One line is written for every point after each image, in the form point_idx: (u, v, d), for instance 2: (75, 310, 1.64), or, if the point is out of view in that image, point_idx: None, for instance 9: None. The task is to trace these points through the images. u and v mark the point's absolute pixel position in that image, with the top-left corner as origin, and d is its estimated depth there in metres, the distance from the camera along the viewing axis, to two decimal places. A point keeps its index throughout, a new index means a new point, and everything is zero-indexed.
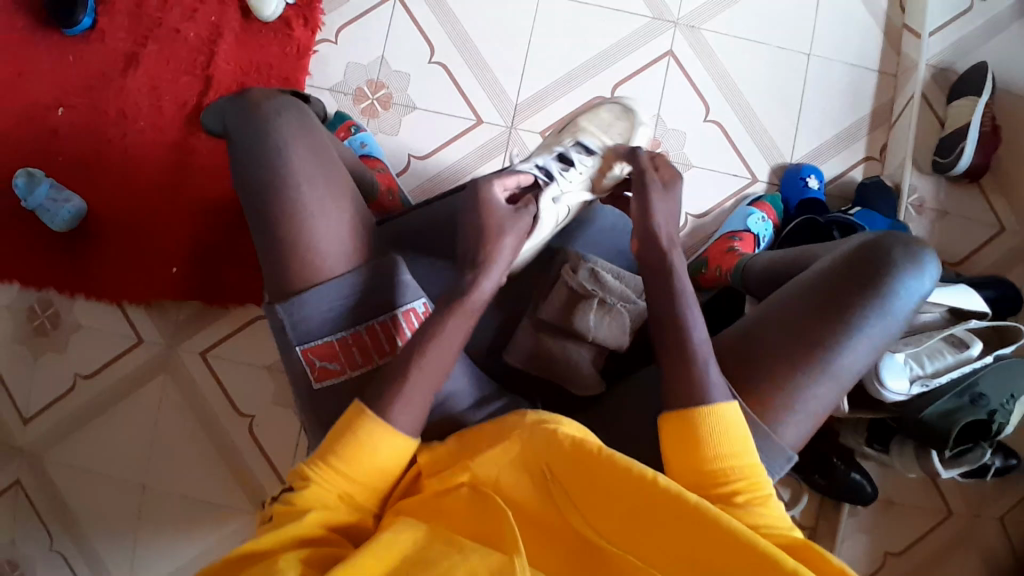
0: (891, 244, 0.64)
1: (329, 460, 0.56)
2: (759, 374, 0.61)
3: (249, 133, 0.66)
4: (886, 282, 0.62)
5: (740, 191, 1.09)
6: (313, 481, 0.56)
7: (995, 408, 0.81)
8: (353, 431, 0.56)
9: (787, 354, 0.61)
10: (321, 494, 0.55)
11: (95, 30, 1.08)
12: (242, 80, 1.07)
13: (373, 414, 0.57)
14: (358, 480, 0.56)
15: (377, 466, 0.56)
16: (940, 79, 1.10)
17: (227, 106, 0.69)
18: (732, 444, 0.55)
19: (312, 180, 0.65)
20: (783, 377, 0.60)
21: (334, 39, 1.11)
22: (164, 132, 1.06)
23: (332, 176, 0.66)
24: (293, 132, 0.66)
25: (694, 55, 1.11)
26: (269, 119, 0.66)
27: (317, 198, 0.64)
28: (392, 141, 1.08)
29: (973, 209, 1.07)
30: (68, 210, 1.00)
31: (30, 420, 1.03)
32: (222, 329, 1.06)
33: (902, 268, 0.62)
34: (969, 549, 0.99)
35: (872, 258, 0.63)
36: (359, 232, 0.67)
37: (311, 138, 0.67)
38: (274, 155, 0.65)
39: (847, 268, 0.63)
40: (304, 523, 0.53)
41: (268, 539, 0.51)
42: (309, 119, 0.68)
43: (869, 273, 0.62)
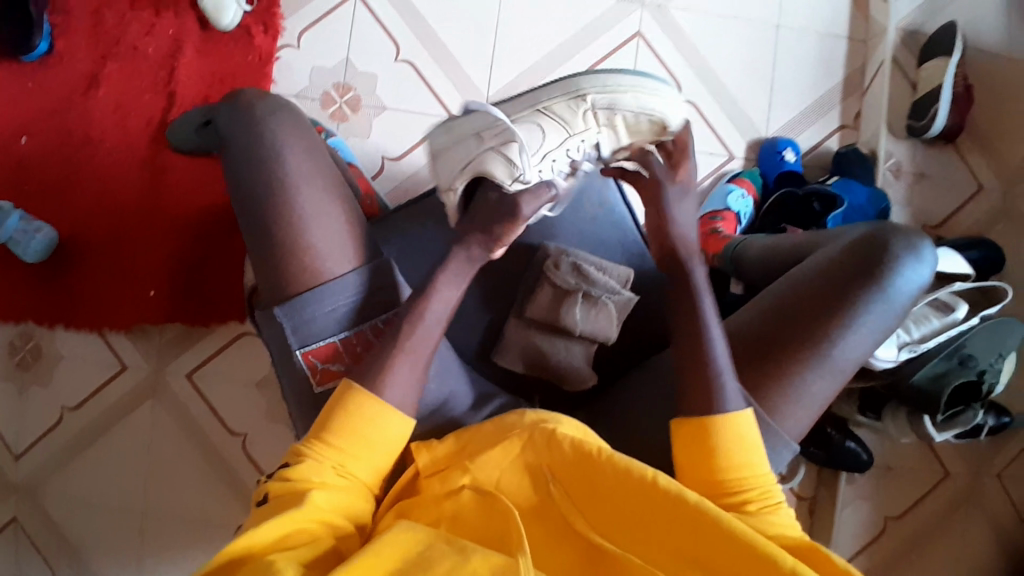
0: (889, 235, 0.63)
1: (323, 436, 0.56)
2: (758, 369, 0.61)
3: (243, 142, 0.64)
4: (884, 274, 0.61)
5: (719, 168, 1.08)
6: (309, 456, 0.56)
7: (984, 368, 0.82)
8: (354, 409, 0.57)
9: (786, 347, 0.61)
10: (317, 467, 0.55)
11: (51, 53, 1.05)
12: (207, 92, 1.05)
13: (365, 388, 0.58)
14: (358, 463, 0.56)
15: (376, 442, 0.57)
16: (910, 42, 1.10)
17: (222, 111, 0.67)
18: (741, 451, 0.56)
19: (311, 181, 0.64)
20: (784, 371, 0.60)
21: (297, 44, 1.08)
22: (132, 152, 1.04)
23: (332, 179, 0.66)
24: (290, 134, 0.65)
25: (664, 34, 1.10)
26: (263, 119, 0.65)
27: (315, 200, 0.63)
28: (365, 144, 1.07)
29: (951, 170, 1.07)
30: (38, 241, 0.97)
31: (24, 454, 1.02)
32: (208, 348, 1.04)
33: (902, 260, 0.62)
34: (966, 507, 1.00)
35: (873, 252, 0.62)
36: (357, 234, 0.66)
37: (307, 139, 0.66)
38: (272, 160, 0.63)
39: (845, 260, 0.63)
40: (309, 510, 0.51)
41: (265, 533, 0.49)
42: (303, 119, 0.67)
43: (868, 265, 0.62)
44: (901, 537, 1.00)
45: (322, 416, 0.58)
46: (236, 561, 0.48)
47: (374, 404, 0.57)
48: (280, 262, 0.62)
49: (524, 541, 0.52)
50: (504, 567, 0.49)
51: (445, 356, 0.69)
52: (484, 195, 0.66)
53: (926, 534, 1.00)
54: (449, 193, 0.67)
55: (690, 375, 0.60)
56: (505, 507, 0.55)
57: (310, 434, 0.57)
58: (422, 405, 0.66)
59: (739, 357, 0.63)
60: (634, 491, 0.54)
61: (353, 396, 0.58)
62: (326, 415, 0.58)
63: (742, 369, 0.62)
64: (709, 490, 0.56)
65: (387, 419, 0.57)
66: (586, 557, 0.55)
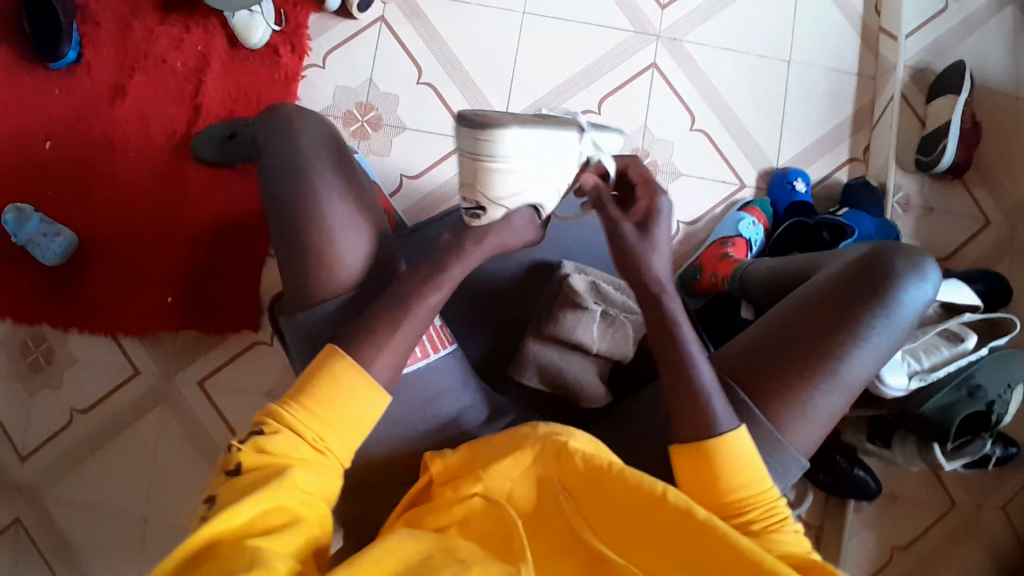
0: (893, 253, 0.65)
1: (304, 406, 0.55)
2: (767, 381, 0.62)
3: (275, 153, 0.67)
4: (889, 290, 0.63)
5: (730, 196, 1.10)
6: (287, 427, 0.53)
7: (994, 399, 0.82)
8: (337, 382, 0.56)
9: (793, 361, 0.62)
10: (297, 439, 0.53)
11: (80, 64, 1.08)
12: (232, 107, 1.08)
13: (351, 361, 0.57)
14: (337, 436, 0.55)
15: (358, 419, 0.56)
16: (918, 80, 1.13)
17: (259, 126, 0.71)
18: (743, 471, 0.56)
19: (341, 194, 0.65)
20: (791, 384, 0.61)
21: (322, 63, 1.11)
22: (155, 162, 1.06)
23: (359, 193, 0.68)
24: (321, 150, 0.67)
25: (678, 66, 1.13)
26: (297, 135, 0.67)
27: (342, 212, 0.65)
28: (384, 161, 1.09)
29: (958, 203, 1.09)
30: (58, 245, 0.99)
31: (29, 456, 1.02)
32: (219, 357, 1.05)
33: (905, 277, 0.63)
34: (974, 540, 1.00)
35: (877, 265, 0.64)
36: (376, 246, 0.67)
37: (338, 154, 0.68)
38: (299, 170, 0.65)
39: (852, 277, 0.64)
40: (292, 484, 0.50)
41: (250, 505, 0.47)
42: (337, 137, 0.70)
43: (873, 281, 0.63)
44: (907, 568, 0.99)
45: (299, 386, 0.56)
46: (219, 535, 0.45)
47: (361, 380, 0.57)
48: (304, 268, 0.64)
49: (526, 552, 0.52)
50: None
51: (460, 367, 0.70)
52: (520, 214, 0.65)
53: (933, 567, 0.99)
54: (500, 207, 0.62)
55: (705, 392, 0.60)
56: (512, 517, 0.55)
57: (286, 401, 0.55)
58: (437, 415, 0.67)
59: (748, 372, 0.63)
60: (642, 503, 0.54)
61: (339, 368, 0.57)
62: (306, 383, 0.56)
63: (752, 383, 0.62)
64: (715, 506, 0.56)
65: (371, 396, 0.57)
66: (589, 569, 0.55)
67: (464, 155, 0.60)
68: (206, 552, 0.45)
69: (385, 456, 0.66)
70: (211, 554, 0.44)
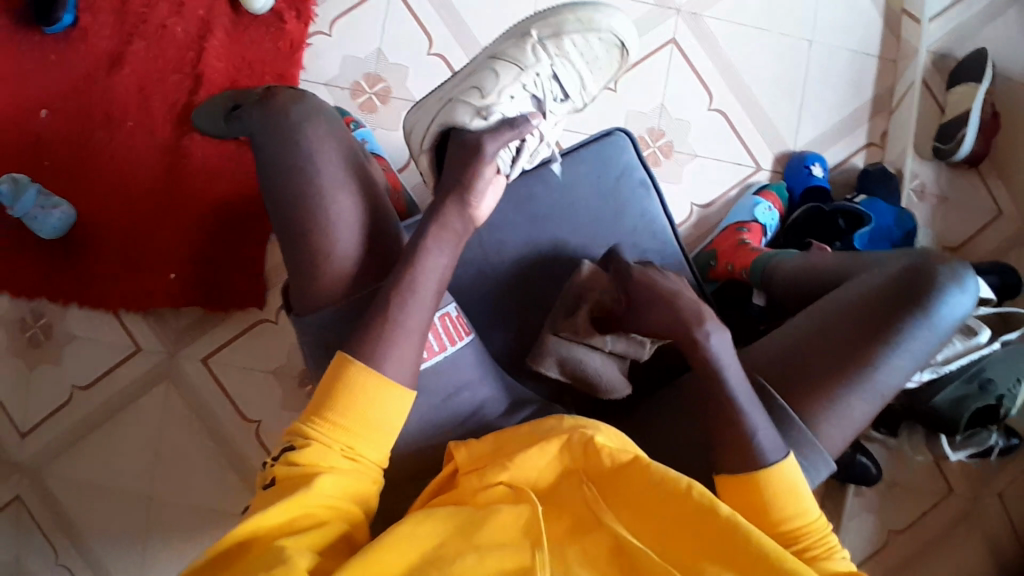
0: (935, 264, 0.64)
1: (328, 416, 0.55)
2: (801, 387, 0.63)
3: (278, 144, 0.63)
4: (929, 300, 0.63)
5: (745, 180, 1.09)
6: (315, 439, 0.54)
7: (1003, 393, 0.83)
8: (356, 387, 0.55)
9: (828, 367, 0.63)
10: (325, 451, 0.53)
11: (76, 28, 1.02)
12: (235, 76, 1.03)
13: (368, 365, 0.56)
14: (364, 444, 0.55)
15: (383, 423, 0.56)
16: (939, 65, 1.11)
17: (253, 110, 0.66)
18: (797, 497, 0.56)
19: (343, 190, 0.63)
20: (825, 390, 0.62)
21: (329, 31, 1.07)
22: (157, 133, 1.02)
23: (364, 182, 0.65)
24: (326, 140, 0.64)
25: (698, 43, 1.10)
26: (297, 123, 0.64)
27: (347, 208, 0.63)
28: (393, 137, 1.06)
29: (972, 193, 1.08)
30: (56, 219, 0.95)
31: (29, 434, 1.00)
32: (224, 335, 1.03)
33: (946, 288, 0.63)
34: (968, 524, 1.03)
35: (919, 278, 0.64)
36: (381, 238, 0.66)
37: (343, 142, 0.65)
38: (306, 163, 0.63)
39: (890, 286, 0.64)
40: (313, 492, 0.51)
41: (276, 515, 0.49)
42: (338, 123, 0.66)
43: (912, 293, 0.63)
44: (903, 550, 1.02)
45: (322, 394, 0.56)
46: (248, 540, 0.48)
47: (379, 384, 0.56)
48: (328, 260, 0.62)
49: (541, 538, 0.52)
50: (522, 569, 0.50)
51: (482, 358, 0.69)
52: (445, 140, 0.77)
53: (928, 550, 1.02)
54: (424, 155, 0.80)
55: (735, 393, 0.60)
56: (530, 507, 0.54)
57: (311, 408, 0.56)
58: (460, 408, 0.66)
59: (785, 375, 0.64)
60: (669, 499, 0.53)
61: (357, 374, 0.56)
62: (327, 390, 0.56)
63: (788, 388, 0.63)
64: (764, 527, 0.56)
65: (393, 400, 0.56)
66: (612, 557, 0.52)
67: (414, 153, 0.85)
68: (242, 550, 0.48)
69: (409, 448, 0.65)
70: (240, 555, 0.47)
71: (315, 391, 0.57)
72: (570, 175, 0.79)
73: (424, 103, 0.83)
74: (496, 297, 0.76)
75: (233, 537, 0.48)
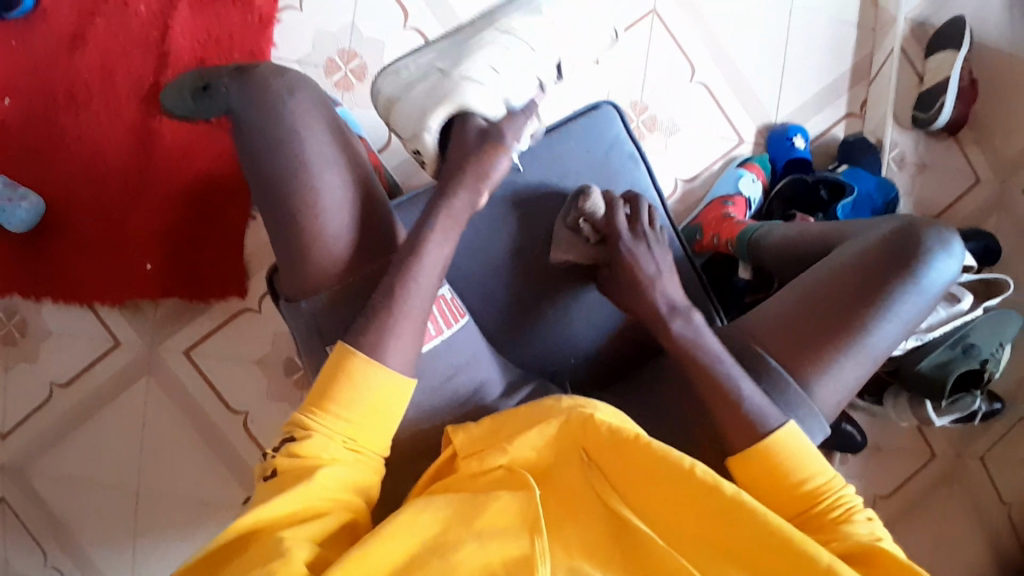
0: (922, 227, 0.65)
1: (327, 406, 0.53)
2: (796, 350, 0.63)
3: (257, 125, 0.61)
4: (918, 264, 0.63)
5: (729, 153, 1.09)
6: (315, 429, 0.53)
7: (987, 357, 0.85)
8: (353, 376, 0.54)
9: (821, 330, 0.63)
10: (325, 442, 0.52)
11: (34, 9, 0.98)
12: (203, 55, 0.99)
13: (366, 356, 0.55)
14: (365, 434, 0.54)
15: (384, 412, 0.55)
16: (918, 33, 1.10)
17: (230, 86, 0.64)
18: (805, 458, 0.56)
19: (333, 167, 0.62)
20: (820, 352, 0.63)
21: (299, 7, 1.03)
22: (124, 116, 0.98)
23: (353, 162, 0.64)
24: (309, 116, 0.62)
25: (677, 12, 1.09)
26: (282, 97, 0.61)
27: (338, 189, 0.61)
28: (371, 115, 1.03)
29: (951, 161, 1.09)
30: (24, 211, 0.92)
31: (9, 434, 0.98)
32: (206, 326, 1.01)
33: (933, 253, 0.63)
34: (950, 486, 1.05)
35: (907, 241, 0.64)
36: (374, 220, 0.64)
37: (331, 120, 0.63)
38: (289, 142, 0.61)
39: (878, 251, 0.64)
40: (315, 486, 0.50)
41: (277, 507, 0.49)
42: (324, 97, 0.64)
43: (901, 256, 0.63)
44: (889, 513, 1.04)
45: (321, 384, 0.55)
46: (251, 532, 0.48)
47: (379, 375, 0.55)
48: (318, 242, 0.61)
49: (541, 522, 0.51)
50: (519, 559, 0.49)
51: (476, 338, 0.68)
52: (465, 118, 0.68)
53: (911, 513, 1.04)
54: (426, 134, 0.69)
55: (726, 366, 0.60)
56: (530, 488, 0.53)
57: (309, 399, 0.55)
58: (456, 390, 0.66)
59: (780, 343, 0.65)
60: (673, 478, 0.52)
61: (355, 364, 0.55)
62: (327, 381, 0.55)
63: (779, 354, 0.64)
64: (779, 501, 0.55)
65: (393, 390, 0.55)
66: (614, 535, 0.52)
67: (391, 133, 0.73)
68: (245, 543, 0.47)
69: (406, 432, 0.64)
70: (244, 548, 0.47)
71: (315, 380, 0.56)
72: (561, 151, 0.78)
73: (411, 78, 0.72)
74: (485, 278, 0.75)
75: (233, 531, 0.48)
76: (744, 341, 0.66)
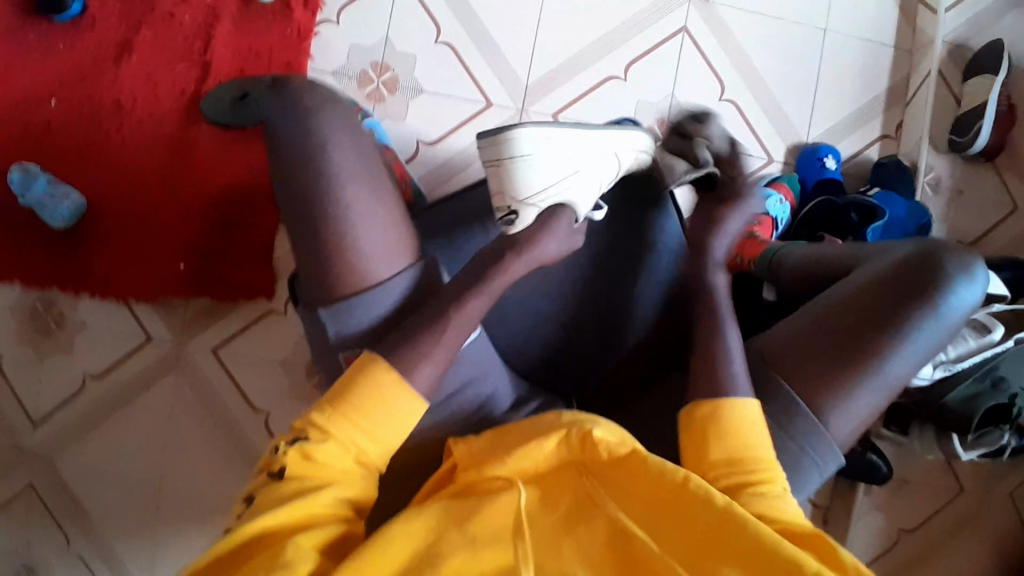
0: (943, 254, 0.64)
1: (345, 414, 0.55)
2: (813, 373, 0.62)
3: (290, 137, 0.64)
4: (938, 291, 0.62)
5: (758, 171, 1.07)
6: (330, 435, 0.54)
7: (1017, 391, 0.82)
8: (374, 389, 0.56)
9: (839, 354, 0.62)
10: (340, 450, 0.54)
11: (85, 17, 1.02)
12: (243, 65, 1.03)
13: (395, 372, 0.57)
14: (376, 450, 0.56)
15: (400, 430, 0.57)
16: (956, 57, 1.08)
17: (271, 99, 0.67)
18: (750, 434, 0.57)
19: (356, 181, 0.63)
20: (837, 378, 0.61)
21: (336, 20, 1.06)
22: (165, 122, 1.02)
23: (376, 175, 0.66)
24: (338, 131, 0.64)
25: (708, 31, 1.09)
26: (310, 115, 0.64)
27: (360, 198, 0.63)
28: (400, 127, 1.05)
29: (990, 186, 1.06)
30: (66, 207, 0.96)
31: (41, 422, 1.01)
32: (233, 325, 1.03)
33: (954, 277, 0.63)
34: (978, 522, 1.02)
35: (927, 267, 0.63)
36: (403, 230, 0.66)
37: (354, 135, 0.66)
38: (323, 155, 0.63)
39: (900, 275, 0.64)
40: (326, 494, 0.52)
41: (287, 513, 0.50)
42: (352, 114, 0.67)
43: (922, 281, 0.63)
44: (912, 548, 1.01)
45: (340, 390, 0.56)
46: (257, 536, 0.49)
47: (398, 388, 0.57)
48: (343, 253, 0.62)
49: (528, 531, 0.52)
50: (512, 565, 0.50)
51: (487, 352, 0.69)
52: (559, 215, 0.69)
53: (936, 549, 1.01)
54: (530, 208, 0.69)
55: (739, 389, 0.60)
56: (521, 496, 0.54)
57: (320, 405, 0.56)
58: (467, 402, 0.66)
59: (797, 369, 0.63)
60: (666, 493, 0.54)
61: (381, 377, 0.57)
62: (347, 389, 0.56)
63: (792, 378, 0.63)
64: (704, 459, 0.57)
65: (408, 405, 0.57)
66: (613, 550, 0.52)
67: (488, 165, 0.69)
68: (250, 544, 0.48)
69: (414, 441, 0.66)
70: (254, 552, 0.48)
71: (332, 385, 0.57)
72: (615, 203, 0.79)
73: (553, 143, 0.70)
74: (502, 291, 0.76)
75: (242, 534, 0.49)
76: (758, 362, 0.65)
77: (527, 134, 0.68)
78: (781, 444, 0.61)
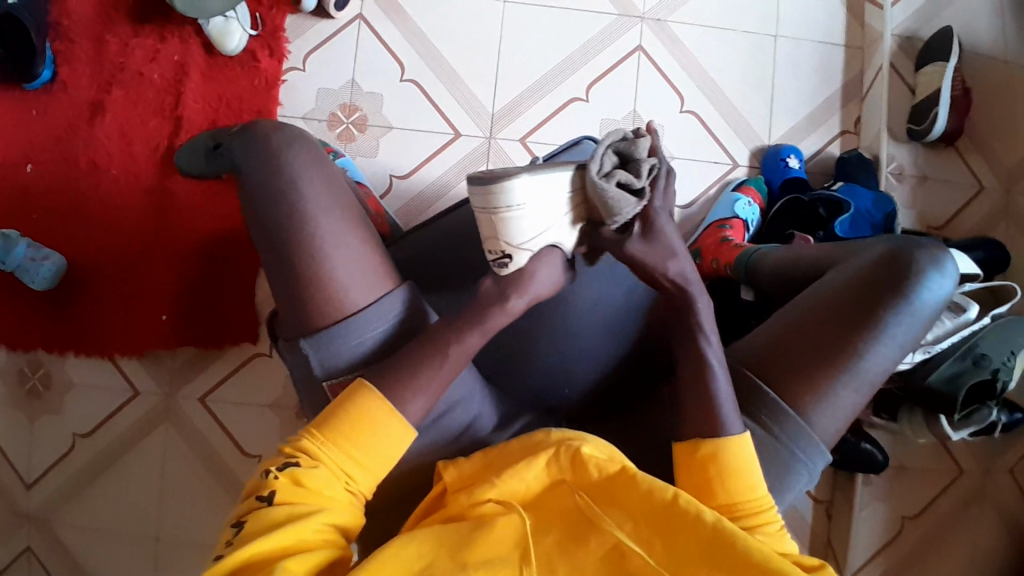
0: (912, 251, 0.65)
1: (336, 440, 0.56)
2: (795, 376, 0.63)
3: (258, 175, 0.65)
4: (910, 287, 0.63)
5: (725, 177, 1.10)
6: (324, 462, 0.55)
7: (998, 367, 0.83)
8: (364, 417, 0.57)
9: (818, 357, 0.63)
10: (331, 477, 0.55)
11: (56, 82, 1.05)
12: (214, 116, 1.05)
13: (386, 398, 0.58)
14: (366, 477, 0.57)
15: (388, 457, 0.58)
16: (906, 49, 1.11)
17: (239, 142, 0.68)
18: (741, 474, 0.57)
19: (329, 212, 0.65)
20: (818, 380, 0.62)
21: (303, 66, 1.09)
22: (141, 177, 1.04)
23: (346, 204, 0.66)
24: (307, 163, 0.66)
25: (662, 46, 1.12)
26: (279, 151, 0.66)
27: (334, 228, 0.64)
28: (373, 163, 1.07)
29: (952, 171, 1.09)
30: (47, 268, 0.97)
31: (35, 484, 1.01)
32: (220, 372, 1.04)
33: (925, 272, 0.64)
34: (981, 503, 1.01)
35: (898, 266, 0.64)
36: (378, 251, 0.67)
37: (324, 169, 0.67)
38: (291, 190, 0.64)
39: (872, 274, 0.65)
40: (318, 519, 0.52)
41: (278, 539, 0.49)
42: (321, 151, 0.68)
43: (894, 279, 0.64)
44: (919, 536, 1.00)
45: (330, 416, 0.57)
46: (247, 563, 0.48)
47: (392, 419, 0.58)
48: (318, 284, 0.63)
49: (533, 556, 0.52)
50: None
51: (471, 375, 0.69)
52: (551, 257, 0.65)
53: (944, 535, 1.00)
54: (524, 250, 0.64)
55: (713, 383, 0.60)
56: (518, 520, 0.54)
57: (311, 432, 0.56)
58: (452, 425, 0.66)
59: (777, 369, 0.64)
60: (658, 505, 0.53)
61: (372, 405, 0.57)
62: (339, 417, 0.57)
63: (774, 380, 0.63)
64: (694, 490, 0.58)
65: (399, 436, 0.58)
66: (608, 562, 0.52)
67: (480, 211, 0.63)
68: (242, 570, 0.48)
69: (401, 467, 0.65)
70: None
71: (322, 411, 0.58)
72: None
73: (546, 190, 0.62)
74: None
75: (231, 561, 0.48)
76: (737, 367, 0.66)
77: (523, 182, 0.60)
78: (770, 449, 0.62)
